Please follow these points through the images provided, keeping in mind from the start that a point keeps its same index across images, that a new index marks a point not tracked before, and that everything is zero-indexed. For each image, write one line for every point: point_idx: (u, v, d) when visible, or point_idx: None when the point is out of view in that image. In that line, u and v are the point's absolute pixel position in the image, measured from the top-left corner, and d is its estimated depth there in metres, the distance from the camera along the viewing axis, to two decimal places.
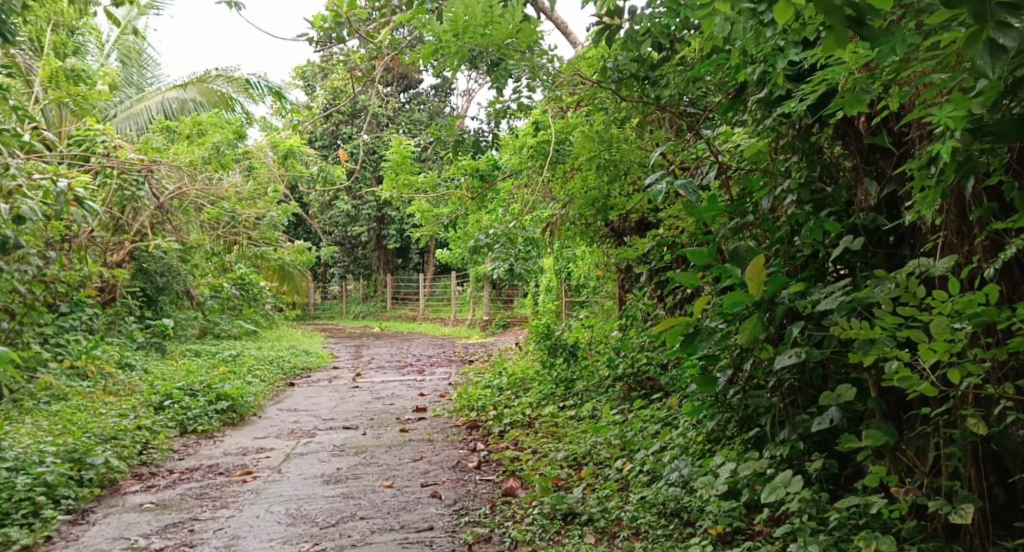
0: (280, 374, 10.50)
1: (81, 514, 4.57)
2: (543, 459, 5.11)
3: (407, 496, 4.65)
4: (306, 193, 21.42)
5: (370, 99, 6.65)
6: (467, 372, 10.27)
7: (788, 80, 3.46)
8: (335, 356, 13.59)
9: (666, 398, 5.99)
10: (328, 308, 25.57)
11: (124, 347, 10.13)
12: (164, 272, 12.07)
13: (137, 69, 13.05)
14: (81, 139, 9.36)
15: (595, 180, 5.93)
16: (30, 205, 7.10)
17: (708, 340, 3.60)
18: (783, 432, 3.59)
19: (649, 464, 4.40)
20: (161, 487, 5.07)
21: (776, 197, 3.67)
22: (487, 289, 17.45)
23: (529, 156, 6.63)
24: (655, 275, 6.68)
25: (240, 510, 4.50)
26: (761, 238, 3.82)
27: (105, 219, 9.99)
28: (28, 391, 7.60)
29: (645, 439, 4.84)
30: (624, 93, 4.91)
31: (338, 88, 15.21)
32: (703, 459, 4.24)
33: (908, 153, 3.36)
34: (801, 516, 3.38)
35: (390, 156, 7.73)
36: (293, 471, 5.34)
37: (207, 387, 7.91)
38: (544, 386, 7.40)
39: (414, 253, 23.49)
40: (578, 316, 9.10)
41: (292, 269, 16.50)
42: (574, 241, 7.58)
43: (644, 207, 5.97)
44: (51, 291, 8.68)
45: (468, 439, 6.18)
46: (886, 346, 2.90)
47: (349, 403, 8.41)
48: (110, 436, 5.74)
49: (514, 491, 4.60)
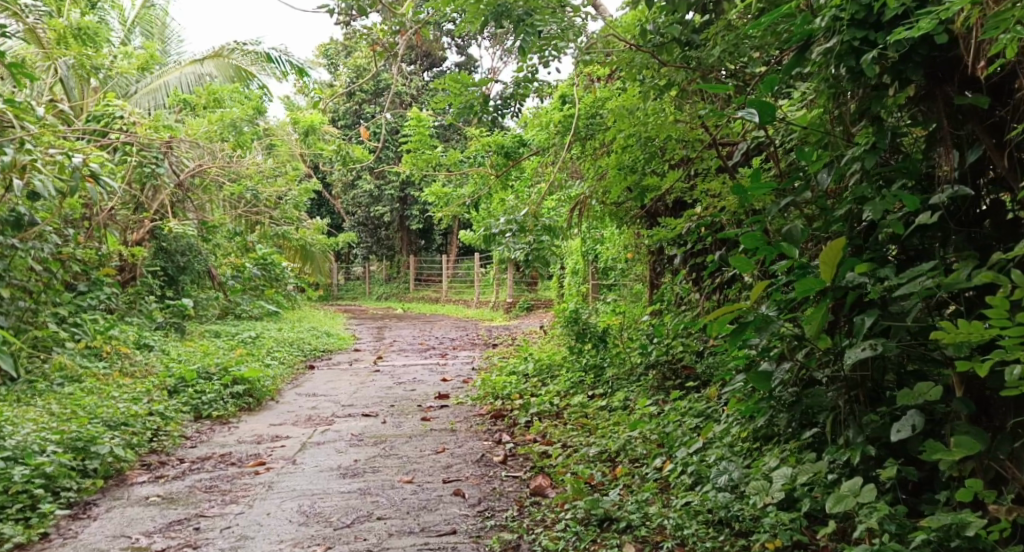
0: (299, 356, 10.24)
1: (82, 507, 4.30)
2: (575, 454, 4.79)
3: (428, 494, 4.34)
4: (329, 172, 21.15)
5: (393, 75, 6.31)
6: (490, 356, 9.95)
7: (870, 26, 3.02)
8: (356, 338, 13.30)
9: (703, 389, 5.65)
10: (351, 289, 25.36)
11: (142, 327, 9.88)
12: (185, 251, 11.62)
13: (158, 44, 12.82)
14: (100, 115, 9.13)
15: (630, 156, 5.59)
16: (44, 180, 6.81)
17: (765, 332, 3.37)
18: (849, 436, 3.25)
19: (691, 464, 4.06)
20: (170, 478, 4.79)
21: (841, 167, 3.30)
22: (511, 271, 17.14)
23: (557, 132, 6.30)
24: (690, 258, 6.34)
25: (250, 506, 4.21)
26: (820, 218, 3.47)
27: (124, 196, 9.72)
28: (41, 372, 7.38)
29: (685, 434, 4.51)
30: (665, 59, 4.61)
31: (361, 65, 14.94)
32: (751, 460, 3.90)
33: (1004, 118, 3.01)
34: (878, 532, 3.05)
35: (412, 131, 7.40)
36: (309, 462, 5.05)
37: (224, 370, 7.64)
38: (573, 373, 7.06)
39: (437, 235, 23.20)
40: (606, 300, 8.77)
41: (314, 249, 16.24)
42: (604, 222, 7.25)
43: (682, 185, 5.63)
44: (68, 270, 8.44)
45: (493, 430, 5.86)
46: (1005, 347, 2.58)
47: (370, 388, 8.12)
48: (120, 422, 5.47)
49: (543, 491, 4.28)
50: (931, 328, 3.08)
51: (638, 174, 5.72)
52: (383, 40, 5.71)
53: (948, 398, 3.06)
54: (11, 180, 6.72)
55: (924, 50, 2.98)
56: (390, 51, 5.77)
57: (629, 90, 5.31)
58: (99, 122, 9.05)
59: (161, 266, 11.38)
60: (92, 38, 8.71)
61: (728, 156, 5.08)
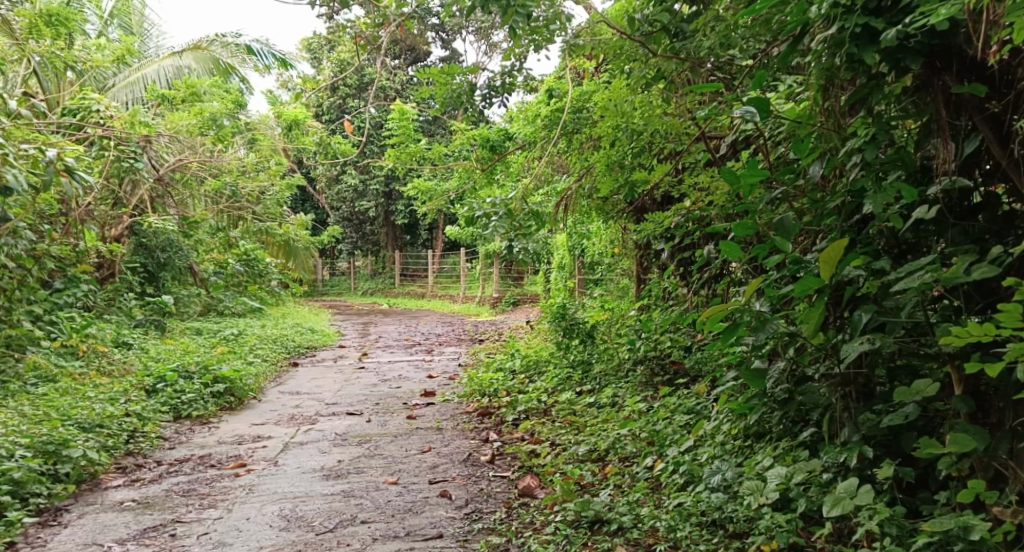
0: (282, 353, 10.10)
1: (53, 514, 4.17)
2: (563, 453, 4.68)
3: (413, 496, 4.22)
4: (313, 167, 20.97)
5: (374, 68, 6.17)
6: (477, 352, 9.83)
7: (868, 11, 2.90)
8: (341, 334, 13.16)
9: (693, 384, 5.56)
10: (336, 284, 25.20)
11: (122, 325, 9.70)
12: (166, 247, 11.45)
13: (138, 39, 12.62)
14: (76, 108, 9.03)
15: (619, 148, 5.48)
16: (17, 175, 6.63)
17: (760, 330, 3.27)
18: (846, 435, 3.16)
19: (683, 464, 3.97)
20: (146, 481, 4.66)
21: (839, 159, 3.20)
22: (497, 266, 17.00)
23: (543, 126, 6.19)
24: (678, 252, 6.25)
25: (230, 511, 4.08)
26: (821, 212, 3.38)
27: (101, 191, 9.56)
28: (15, 372, 7.21)
29: (676, 431, 4.42)
30: (654, 50, 4.50)
31: (345, 60, 14.78)
32: (744, 459, 3.80)
33: (1006, 105, 2.89)
34: (877, 535, 2.96)
35: (395, 124, 7.25)
36: (291, 463, 4.92)
37: (204, 368, 7.48)
38: (560, 369, 6.95)
39: (423, 229, 23.06)
40: (593, 295, 8.67)
41: (298, 245, 16.06)
42: (590, 216, 7.13)
43: (670, 178, 5.52)
44: (43, 267, 8.25)
45: (480, 428, 5.75)
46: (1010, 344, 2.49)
47: (354, 386, 7.99)
48: (95, 424, 5.33)
49: (531, 492, 4.17)
50: (929, 324, 2.98)
51: (626, 168, 5.60)
52: (365, 33, 5.57)
53: (948, 395, 2.97)
54: None
55: (924, 36, 2.87)
56: (371, 43, 5.64)
57: (617, 81, 5.20)
58: (75, 115, 8.98)
59: (141, 262, 11.21)
60: (62, 25, 8.49)
61: (717, 149, 4.97)
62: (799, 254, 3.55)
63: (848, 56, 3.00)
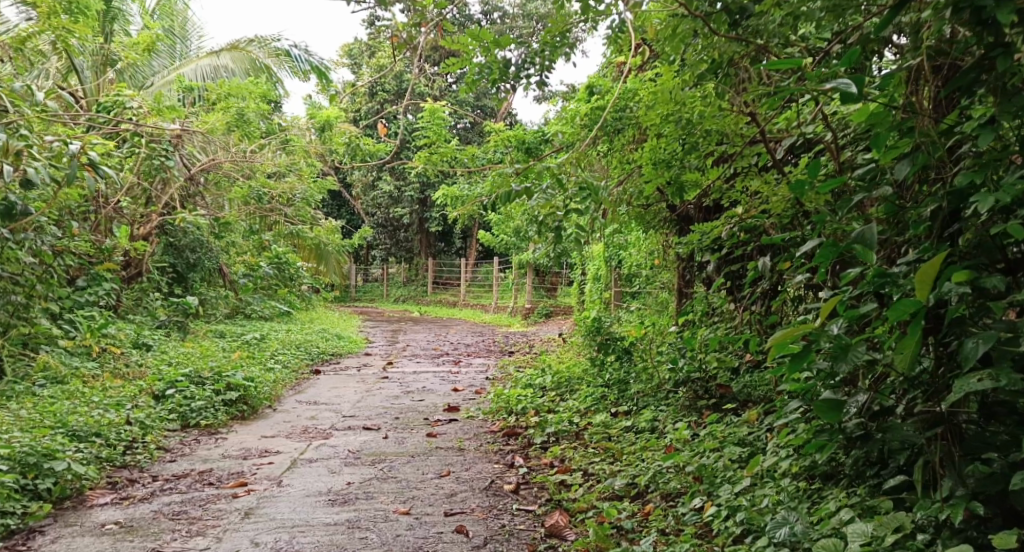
0: (305, 359, 9.68)
1: (26, 536, 3.78)
2: (598, 486, 4.21)
3: (425, 530, 3.76)
4: (348, 170, 20.60)
5: (416, 78, 5.68)
6: (506, 365, 9.35)
7: None
8: (369, 341, 12.76)
9: (743, 412, 5.07)
10: (369, 291, 24.90)
11: (143, 326, 9.28)
12: (196, 247, 10.98)
13: (178, 38, 12.37)
14: (110, 104, 8.79)
15: (667, 147, 5.00)
16: (38, 167, 6.24)
17: (844, 359, 2.80)
18: (952, 489, 2.75)
19: (740, 508, 3.48)
20: (136, 499, 4.24)
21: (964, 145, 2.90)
22: (529, 275, 16.52)
23: (583, 125, 5.73)
24: (727, 265, 5.78)
25: (219, 540, 3.68)
26: (927, 221, 2.97)
27: (131, 187, 9.24)
28: (23, 373, 6.80)
29: (728, 467, 3.93)
30: (716, 31, 4.00)
31: (384, 64, 14.51)
32: (810, 507, 3.31)
33: None
34: None
35: (427, 123, 6.81)
36: (296, 484, 4.47)
37: (218, 374, 7.02)
38: (594, 388, 6.44)
39: (457, 237, 22.68)
40: (630, 309, 8.17)
41: (329, 249, 15.69)
42: (629, 224, 6.67)
43: (722, 183, 5.04)
44: (64, 263, 7.88)
45: (505, 450, 5.27)
46: None
47: (375, 397, 7.53)
48: (90, 433, 4.90)
49: (560, 532, 3.73)
50: None
51: (674, 169, 5.09)
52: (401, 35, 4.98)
53: None
54: (2, 166, 6.15)
55: None
56: (409, 46, 5.09)
57: (667, 73, 4.76)
58: (110, 112, 8.72)
59: (169, 262, 10.84)
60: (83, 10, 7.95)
61: (775, 152, 4.48)
62: (883, 268, 3.09)
63: (977, 16, 2.57)
